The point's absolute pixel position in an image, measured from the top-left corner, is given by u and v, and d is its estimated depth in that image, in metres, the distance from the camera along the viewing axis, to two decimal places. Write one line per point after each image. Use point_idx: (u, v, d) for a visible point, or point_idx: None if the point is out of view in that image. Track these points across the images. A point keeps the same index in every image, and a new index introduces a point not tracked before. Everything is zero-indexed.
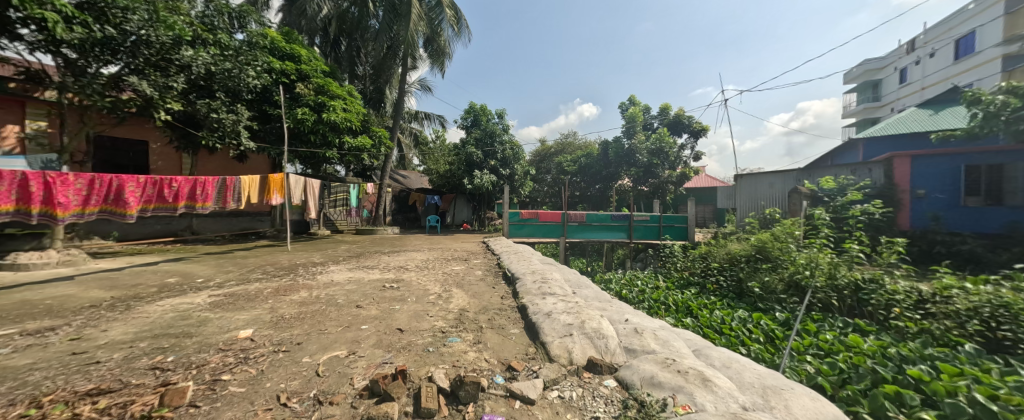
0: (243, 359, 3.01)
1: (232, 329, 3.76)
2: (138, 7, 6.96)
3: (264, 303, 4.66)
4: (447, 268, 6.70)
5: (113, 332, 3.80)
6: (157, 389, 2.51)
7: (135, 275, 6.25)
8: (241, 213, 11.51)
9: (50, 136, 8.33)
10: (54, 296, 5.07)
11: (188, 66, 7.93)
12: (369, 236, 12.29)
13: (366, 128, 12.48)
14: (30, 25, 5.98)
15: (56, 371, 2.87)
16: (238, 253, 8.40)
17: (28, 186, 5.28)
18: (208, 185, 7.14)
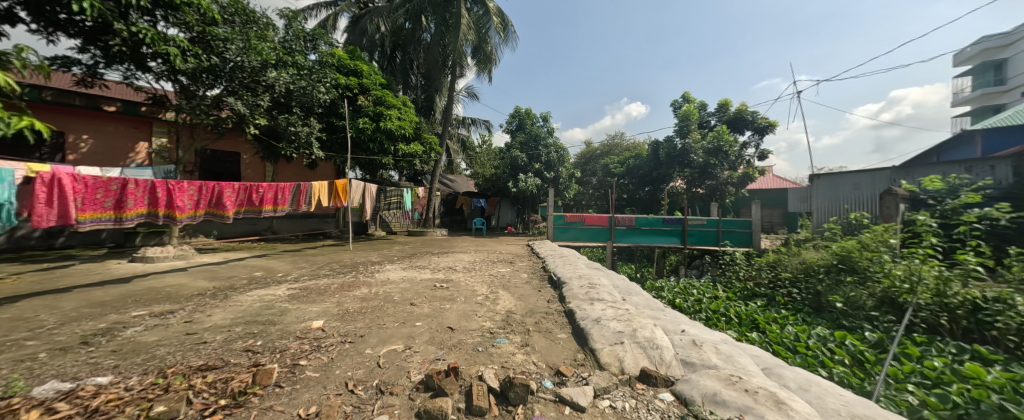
0: (317, 347, 3.47)
1: (307, 319, 4.31)
2: (235, 38, 8.08)
3: (332, 297, 5.25)
4: (493, 270, 6.98)
5: (215, 317, 4.53)
6: (250, 369, 2.99)
7: (229, 269, 7.29)
8: (311, 215, 12.82)
9: (170, 150, 9.95)
10: (171, 284, 6.10)
11: (272, 86, 9.12)
12: (420, 238, 13.02)
13: (418, 135, 13.33)
14: (157, 59, 7.26)
15: (175, 349, 3.51)
16: (309, 251, 9.42)
17: (156, 192, 6.35)
18: (285, 190, 8.23)
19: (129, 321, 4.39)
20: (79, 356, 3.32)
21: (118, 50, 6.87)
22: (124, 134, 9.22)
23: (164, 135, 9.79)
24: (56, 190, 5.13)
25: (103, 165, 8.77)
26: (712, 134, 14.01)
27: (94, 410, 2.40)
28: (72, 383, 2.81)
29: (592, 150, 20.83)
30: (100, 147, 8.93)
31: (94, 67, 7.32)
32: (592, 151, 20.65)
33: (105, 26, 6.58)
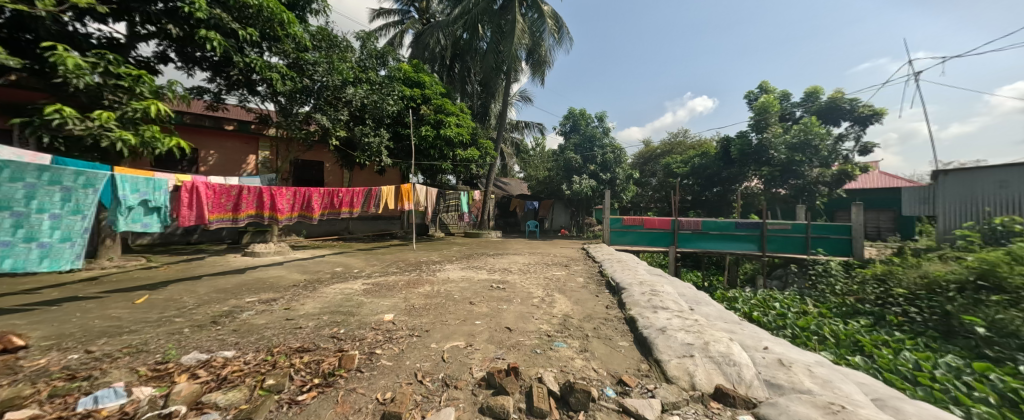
0: (388, 338, 3.87)
1: (379, 312, 4.81)
2: (321, 62, 9.22)
3: (400, 292, 5.78)
4: (549, 272, 7.12)
5: (307, 306, 5.26)
6: (336, 353, 3.46)
7: (315, 264, 8.31)
8: (380, 217, 13.95)
9: (272, 161, 11.55)
10: (272, 276, 7.13)
11: (350, 102, 10.16)
12: (476, 239, 13.57)
13: (475, 141, 13.92)
14: (264, 84, 8.58)
15: (277, 331, 4.17)
16: (380, 250, 10.35)
17: (262, 197, 7.45)
18: (360, 194, 9.03)
19: (242, 306, 5.26)
20: (209, 334, 4.07)
21: (234, 77, 8.18)
22: (238, 149, 10.92)
23: (267, 148, 11.41)
24: (193, 197, 6.42)
25: (222, 174, 10.44)
26: (798, 127, 12.54)
27: (224, 379, 2.96)
28: (206, 354, 3.48)
29: (651, 150, 20.03)
30: (221, 159, 10.64)
31: (216, 94, 8.79)
32: (652, 151, 19.85)
33: (225, 59, 7.90)
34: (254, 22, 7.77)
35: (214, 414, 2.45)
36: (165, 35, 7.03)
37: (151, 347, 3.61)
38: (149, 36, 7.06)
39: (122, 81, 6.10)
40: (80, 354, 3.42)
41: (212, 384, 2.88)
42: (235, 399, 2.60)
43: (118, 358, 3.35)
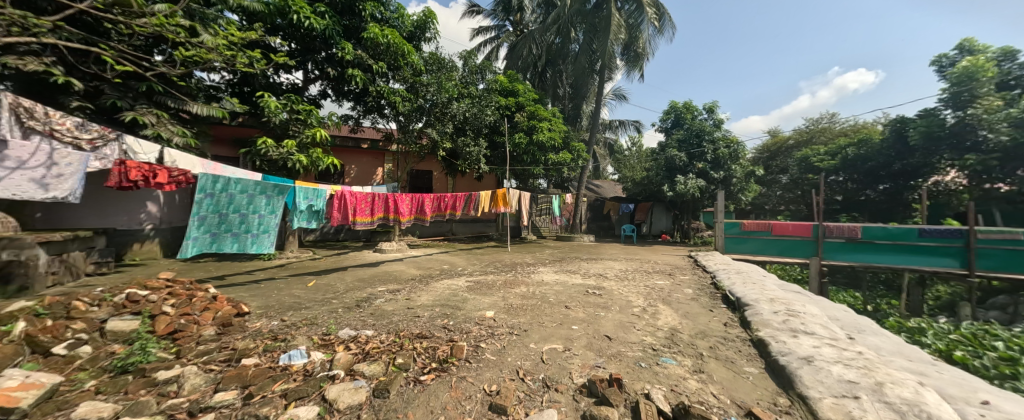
0: (490, 334, 4.06)
1: (482, 308, 5.10)
2: (433, 83, 10.31)
3: (500, 291, 6.06)
4: (650, 281, 6.81)
5: (421, 297, 5.90)
6: (447, 343, 3.81)
7: (427, 262, 9.28)
8: (479, 220, 14.82)
9: (394, 172, 13.37)
10: (394, 270, 8.34)
11: (454, 115, 10.86)
12: (569, 243, 13.55)
13: (568, 144, 13.88)
14: (388, 107, 10.00)
15: (402, 317, 4.78)
16: (478, 251, 11.07)
17: (389, 202, 8.67)
18: (462, 199, 9.68)
19: (375, 294, 6.17)
20: (356, 314, 4.89)
21: (369, 104, 9.78)
22: (370, 163, 12.99)
23: (391, 161, 13.28)
24: (341, 202, 7.86)
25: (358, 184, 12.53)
26: None
27: (367, 353, 3.54)
28: (354, 331, 4.22)
29: (780, 142, 16.99)
30: (358, 172, 12.81)
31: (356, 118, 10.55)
32: (781, 143, 16.80)
33: (362, 90, 9.55)
34: (383, 57, 9.25)
35: (362, 381, 3.00)
36: (325, 76, 8.91)
37: (320, 321, 4.54)
38: (312, 78, 8.91)
39: (299, 115, 7.95)
40: (277, 321, 4.46)
41: (359, 356, 3.47)
42: (376, 371, 3.13)
43: (295, 329, 4.27)
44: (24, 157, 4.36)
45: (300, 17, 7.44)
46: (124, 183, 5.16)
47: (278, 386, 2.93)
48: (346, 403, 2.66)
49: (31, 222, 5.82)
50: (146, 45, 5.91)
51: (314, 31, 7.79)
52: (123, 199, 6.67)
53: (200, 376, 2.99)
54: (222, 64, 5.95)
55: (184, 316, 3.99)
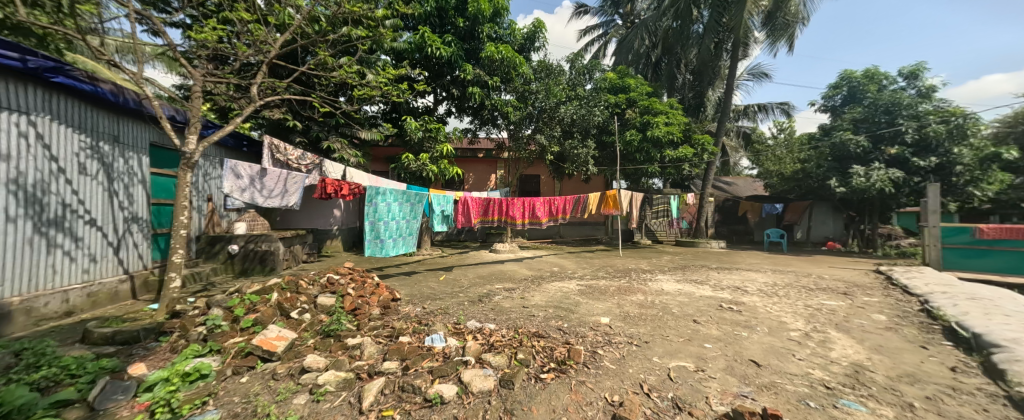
0: (608, 341, 3.81)
1: (595, 314, 4.69)
2: (541, 90, 10.70)
3: (611, 298, 5.57)
4: (813, 301, 5.53)
5: (535, 297, 5.58)
6: (565, 345, 3.61)
7: (539, 261, 8.95)
8: (585, 222, 14.05)
9: (503, 177, 13.96)
10: (507, 270, 7.89)
11: (560, 118, 11.06)
12: (692, 249, 12.11)
13: (688, 137, 12.58)
14: (501, 119, 10.87)
15: (518, 315, 4.63)
16: (587, 253, 10.58)
17: (502, 206, 8.82)
18: (571, 201, 9.28)
19: (494, 290, 5.97)
20: (479, 308, 4.92)
21: (484, 116, 10.59)
22: (485, 170, 14.03)
23: (503, 168, 13.97)
24: (460, 207, 8.79)
25: (476, 190, 13.79)
26: None
27: (492, 345, 3.57)
28: (480, 323, 4.31)
29: None
30: (475, 179, 14.04)
31: (473, 130, 11.42)
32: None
33: (479, 105, 10.36)
34: (497, 72, 9.92)
35: (490, 370, 3.03)
36: (449, 96, 10.09)
37: (451, 310, 4.82)
38: (440, 100, 10.24)
39: (430, 133, 9.25)
40: (421, 307, 5.03)
41: (485, 346, 3.52)
42: (501, 362, 3.13)
43: (434, 315, 4.65)
44: (274, 184, 6.40)
45: (431, 47, 8.61)
46: (322, 196, 6.84)
47: (425, 364, 3.18)
48: (478, 388, 2.76)
49: (278, 222, 8.28)
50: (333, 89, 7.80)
51: (442, 58, 8.95)
52: (323, 206, 8.82)
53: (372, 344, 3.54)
54: (380, 97, 7.48)
55: (356, 297, 4.91)
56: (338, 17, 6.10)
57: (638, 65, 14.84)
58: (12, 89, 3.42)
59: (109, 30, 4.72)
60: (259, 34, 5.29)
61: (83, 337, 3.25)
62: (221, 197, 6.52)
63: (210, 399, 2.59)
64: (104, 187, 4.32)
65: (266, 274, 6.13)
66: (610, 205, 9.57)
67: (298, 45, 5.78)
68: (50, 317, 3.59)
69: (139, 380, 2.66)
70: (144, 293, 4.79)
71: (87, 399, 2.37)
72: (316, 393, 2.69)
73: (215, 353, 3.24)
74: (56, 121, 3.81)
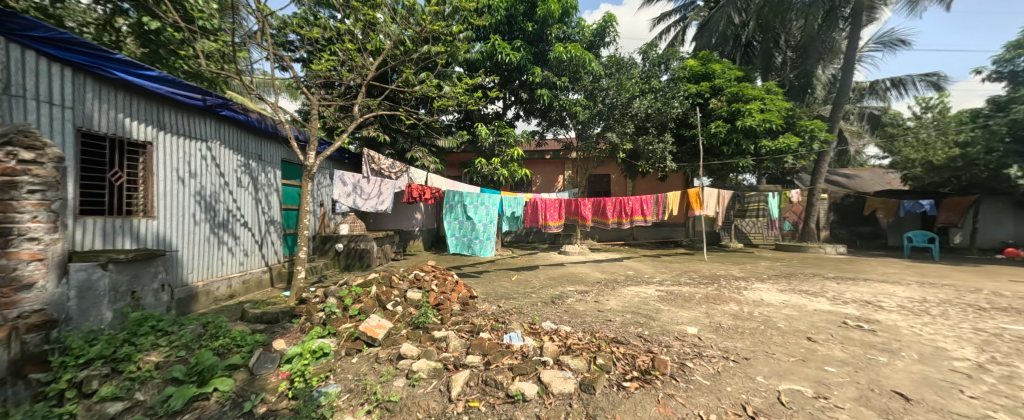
0: (698, 353, 3.36)
1: (681, 323, 4.21)
2: (612, 86, 10.35)
3: (698, 306, 4.93)
4: (981, 324, 4.26)
5: (610, 302, 5.17)
6: (648, 354, 3.29)
7: (611, 265, 8.44)
8: (662, 223, 12.90)
9: (572, 179, 13.36)
10: (579, 272, 7.55)
11: (634, 114, 10.52)
12: (797, 255, 10.41)
13: (791, 123, 10.88)
14: (570, 119, 10.63)
15: (595, 319, 4.33)
16: (666, 258, 9.69)
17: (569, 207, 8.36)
18: (650, 202, 8.42)
19: (567, 293, 5.73)
20: (552, 309, 4.73)
21: (552, 117, 10.52)
22: (552, 172, 13.59)
23: (571, 169, 13.28)
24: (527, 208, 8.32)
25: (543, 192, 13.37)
26: None
27: (569, 347, 3.37)
28: (555, 324, 4.09)
29: None
30: (542, 181, 13.66)
31: (541, 132, 11.33)
32: None
33: (547, 107, 10.32)
34: (565, 72, 9.88)
35: (570, 372, 2.89)
36: (518, 100, 10.29)
37: (525, 310, 4.67)
38: (509, 104, 10.52)
39: (501, 137, 9.56)
40: (496, 306, 4.96)
41: (563, 348, 3.35)
42: (580, 365, 2.97)
43: (509, 314, 4.54)
44: (374, 190, 7.27)
45: (502, 55, 8.90)
46: (408, 200, 7.72)
47: (506, 361, 3.09)
48: (559, 389, 2.66)
49: (372, 222, 9.22)
50: (415, 103, 8.56)
51: (511, 63, 9.18)
52: (406, 210, 9.78)
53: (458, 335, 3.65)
54: (455, 106, 7.95)
55: (438, 293, 4.71)
56: (420, 37, 6.65)
57: (724, 48, 13.36)
58: (195, 122, 4.40)
59: (251, 69, 5.75)
60: (359, 60, 6.02)
61: (241, 315, 4.07)
62: (327, 202, 7.53)
63: (330, 375, 2.93)
64: (251, 195, 5.32)
65: (364, 269, 6.99)
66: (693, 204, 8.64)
67: (388, 66, 6.48)
68: (220, 298, 4.57)
69: (280, 353, 3.12)
70: (277, 281, 5.79)
71: (248, 364, 2.91)
72: (412, 378, 2.82)
73: (331, 335, 3.61)
74: (221, 144, 4.80)
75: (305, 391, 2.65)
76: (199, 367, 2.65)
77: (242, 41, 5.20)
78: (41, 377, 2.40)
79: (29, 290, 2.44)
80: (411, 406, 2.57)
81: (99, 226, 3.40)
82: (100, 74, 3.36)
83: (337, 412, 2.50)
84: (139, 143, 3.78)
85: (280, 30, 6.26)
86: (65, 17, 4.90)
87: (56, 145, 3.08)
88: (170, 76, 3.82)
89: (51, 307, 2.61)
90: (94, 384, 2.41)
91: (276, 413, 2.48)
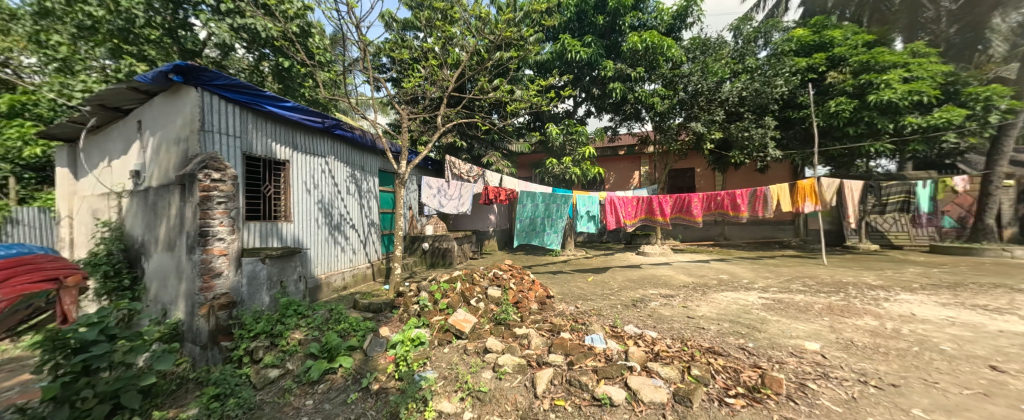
0: (823, 374, 2.94)
1: (796, 337, 3.70)
2: (696, 70, 9.05)
3: (818, 318, 4.28)
4: None
5: (703, 308, 4.78)
6: (755, 369, 3.00)
7: (701, 267, 7.79)
8: (763, 221, 11.35)
9: (650, 174, 12.56)
10: (661, 275, 7.16)
11: (726, 99, 9.02)
12: (957, 258, 8.39)
13: (951, 93, 8.37)
14: (648, 111, 9.85)
15: (685, 326, 4.07)
16: (769, 261, 8.54)
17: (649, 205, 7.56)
18: (749, 196, 7.12)
19: (649, 296, 5.48)
20: (634, 313, 4.58)
21: (627, 111, 10.03)
22: (627, 168, 12.93)
23: (648, 164, 12.57)
24: (609, 211, 7.73)
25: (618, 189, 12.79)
26: None
27: (657, 354, 3.26)
28: (639, 329, 3.96)
29: None
30: (616, 178, 13.09)
31: (614, 127, 10.98)
32: None
33: (621, 100, 9.85)
34: (641, 61, 9.22)
35: (660, 381, 2.80)
36: (590, 96, 10.05)
37: (605, 313, 4.61)
38: (580, 102, 10.38)
39: (573, 136, 9.42)
40: (574, 307, 4.98)
41: (649, 354, 3.25)
42: (672, 374, 2.85)
43: (588, 316, 4.51)
44: (456, 193, 7.80)
45: (572, 53, 8.86)
46: (484, 201, 8.16)
47: (589, 362, 3.11)
48: (649, 398, 2.61)
49: (451, 223, 9.88)
50: (489, 108, 8.93)
51: (581, 60, 9.05)
52: (481, 211, 10.16)
53: (540, 334, 3.73)
54: (527, 108, 8.07)
55: (517, 291, 4.90)
56: (493, 45, 6.88)
57: None
58: (318, 142, 5.26)
59: (355, 92, 6.55)
60: (440, 74, 6.51)
61: (354, 304, 4.71)
62: (415, 205, 8.29)
63: (427, 361, 3.23)
64: (358, 201, 6.14)
65: (446, 266, 7.58)
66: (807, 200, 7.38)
67: (465, 77, 6.88)
68: (337, 288, 5.36)
69: (387, 339, 3.52)
70: (378, 276, 6.57)
71: (362, 346, 3.36)
72: (499, 371, 2.99)
73: (425, 326, 3.93)
74: (335, 159, 5.63)
75: (408, 373, 2.97)
76: (328, 346, 3.16)
77: (349, 68, 6.02)
78: (228, 344, 3.21)
79: (219, 276, 3.32)
80: (499, 398, 2.75)
81: (257, 229, 4.25)
82: (256, 109, 4.24)
83: (435, 396, 2.78)
84: (281, 161, 4.65)
85: (376, 54, 7.05)
86: (230, 66, 6.98)
87: (233, 167, 3.95)
88: (301, 105, 4.63)
89: (232, 291, 3.43)
90: (260, 353, 3.15)
91: (387, 391, 2.84)
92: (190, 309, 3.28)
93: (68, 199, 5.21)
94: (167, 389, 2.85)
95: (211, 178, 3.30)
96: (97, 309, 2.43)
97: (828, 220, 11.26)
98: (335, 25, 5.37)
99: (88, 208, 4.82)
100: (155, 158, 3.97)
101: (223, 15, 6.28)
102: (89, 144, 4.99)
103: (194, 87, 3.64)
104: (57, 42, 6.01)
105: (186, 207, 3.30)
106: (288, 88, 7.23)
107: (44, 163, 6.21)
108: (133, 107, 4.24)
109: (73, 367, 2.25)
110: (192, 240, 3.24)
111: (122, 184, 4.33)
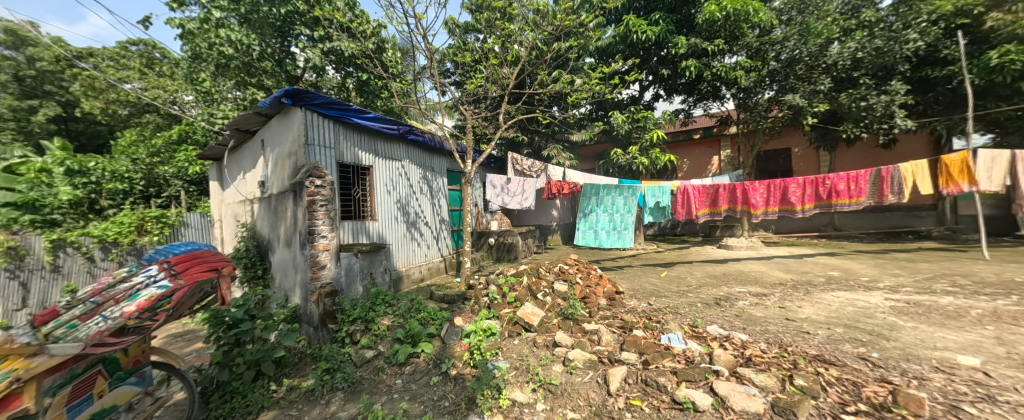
0: (987, 396, 2.49)
1: (943, 348, 3.16)
2: (793, 34, 8.00)
3: (977, 327, 3.60)
4: None
5: (807, 310, 4.31)
6: (883, 384, 2.66)
7: (802, 263, 6.98)
8: (891, 208, 9.76)
9: (732, 159, 11.53)
10: (752, 271, 6.59)
11: (834, 64, 7.88)
12: None
13: None
14: (734, 89, 8.94)
15: (783, 329, 3.72)
16: (899, 255, 7.30)
17: (734, 193, 6.92)
18: (861, 180, 6.16)
19: (735, 294, 5.10)
20: (719, 312, 4.32)
21: (703, 91, 9.28)
22: (704, 153, 12.00)
23: (729, 147, 11.53)
24: (685, 196, 7.31)
25: (692, 178, 11.96)
26: None
27: (749, 359, 3.06)
28: (725, 331, 3.73)
29: None
30: (692, 165, 12.21)
31: (687, 110, 10.30)
32: None
33: (695, 79, 9.13)
34: (721, 32, 8.33)
35: (754, 389, 2.64)
36: (658, 78, 9.51)
37: (683, 311, 4.41)
38: (647, 85, 9.89)
39: (639, 122, 8.97)
40: (647, 304, 4.83)
41: (739, 359, 3.07)
42: (769, 383, 2.66)
43: (663, 313, 4.37)
44: (515, 188, 7.85)
45: (637, 34, 8.37)
46: (547, 196, 8.34)
47: (667, 362, 3.03)
48: (740, 407, 2.47)
49: (515, 218, 10.04)
50: (549, 102, 8.95)
51: (648, 40, 8.51)
52: (544, 206, 10.37)
53: (614, 331, 3.68)
54: (588, 97, 7.90)
55: (584, 286, 4.90)
56: (553, 36, 6.81)
57: None
58: (395, 148, 5.78)
59: (424, 98, 6.97)
60: (501, 73, 6.61)
61: (431, 295, 5.07)
62: (480, 202, 8.63)
63: (499, 351, 3.41)
64: (430, 200, 6.60)
65: (513, 261, 7.82)
66: (954, 178, 6.04)
67: (527, 72, 6.89)
68: (416, 280, 5.86)
69: (461, 328, 3.74)
70: (449, 269, 7.00)
71: (440, 334, 3.64)
72: (570, 365, 3.07)
73: (495, 318, 4.05)
74: (410, 162, 6.14)
75: (483, 362, 3.16)
76: (411, 332, 3.48)
77: (417, 76, 6.38)
78: (333, 327, 3.69)
79: (324, 268, 3.85)
80: (571, 392, 2.83)
81: (349, 228, 4.84)
82: (345, 122, 4.80)
83: (509, 385, 2.94)
84: (366, 166, 5.21)
85: (441, 60, 7.47)
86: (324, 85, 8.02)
87: (330, 174, 4.54)
88: (380, 115, 5.12)
89: (334, 281, 3.94)
90: (357, 336, 3.61)
91: (464, 377, 3.08)
92: (304, 296, 3.87)
93: (218, 205, 6.46)
94: (291, 361, 3.42)
95: (315, 184, 3.85)
96: (242, 294, 3.15)
97: (988, 204, 9.18)
98: (405, 37, 5.77)
99: (231, 213, 5.88)
100: (274, 170, 4.71)
101: (318, 41, 7.38)
102: (230, 162, 6.08)
103: (298, 108, 4.24)
104: (203, 79, 7.51)
105: (297, 209, 3.88)
106: (368, 101, 8.06)
107: (202, 178, 7.73)
108: (258, 129, 5.10)
109: (229, 338, 2.97)
110: (303, 238, 3.83)
111: (253, 193, 5.25)
